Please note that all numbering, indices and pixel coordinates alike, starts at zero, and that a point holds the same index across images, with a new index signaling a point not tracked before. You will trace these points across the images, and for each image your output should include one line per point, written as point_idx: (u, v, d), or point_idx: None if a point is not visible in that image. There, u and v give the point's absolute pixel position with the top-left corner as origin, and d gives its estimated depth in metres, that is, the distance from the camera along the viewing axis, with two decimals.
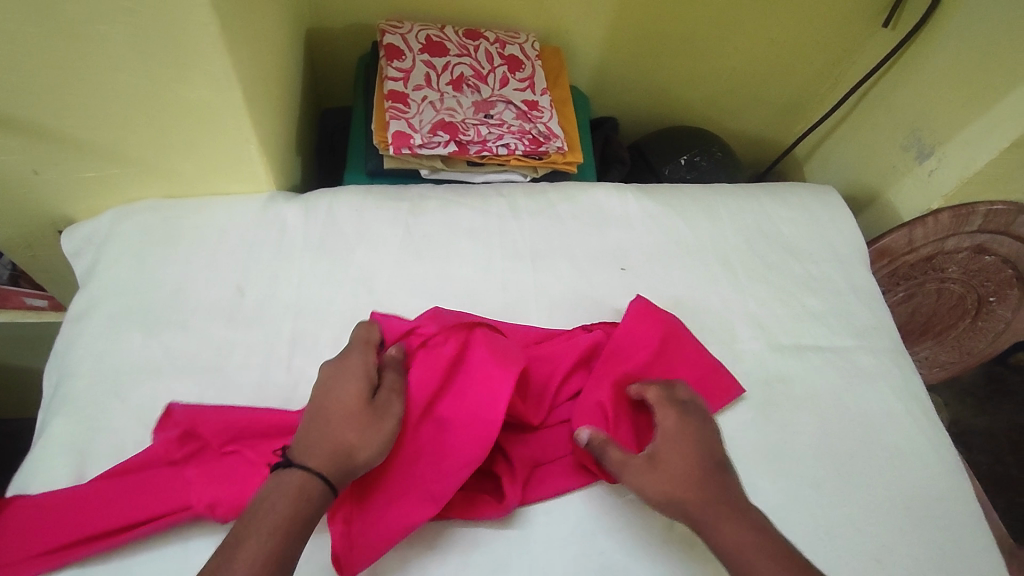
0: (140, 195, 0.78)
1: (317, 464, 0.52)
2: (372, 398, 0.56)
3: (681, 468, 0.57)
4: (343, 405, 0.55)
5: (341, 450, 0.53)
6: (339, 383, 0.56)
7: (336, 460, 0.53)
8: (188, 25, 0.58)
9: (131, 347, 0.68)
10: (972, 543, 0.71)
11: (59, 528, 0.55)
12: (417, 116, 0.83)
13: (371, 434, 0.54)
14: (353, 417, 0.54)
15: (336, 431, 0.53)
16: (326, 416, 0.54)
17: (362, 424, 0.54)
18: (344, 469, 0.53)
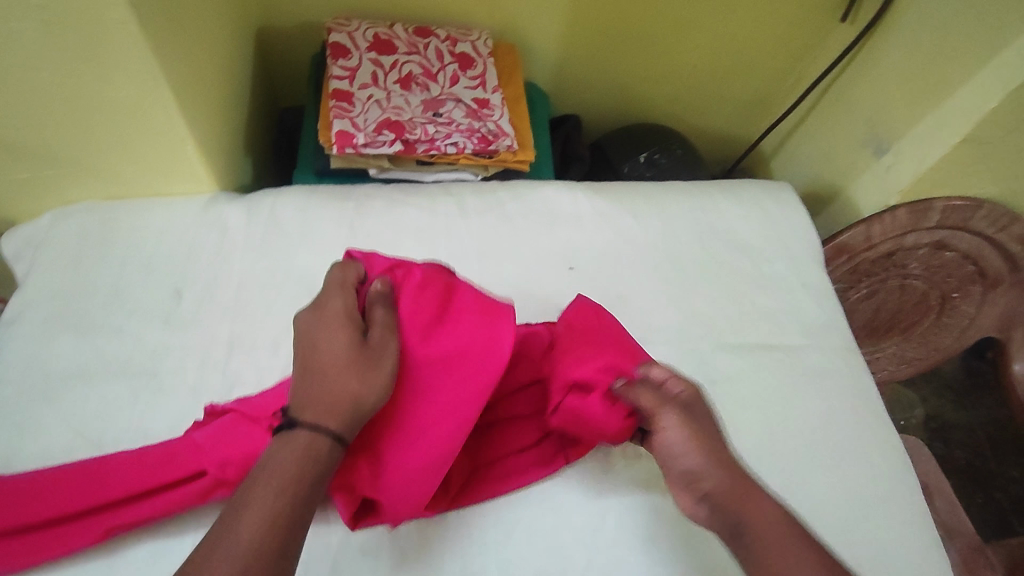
0: (79, 197, 0.77)
1: (324, 416, 0.50)
2: (365, 343, 0.55)
3: (716, 440, 0.58)
4: (336, 353, 0.53)
5: (346, 398, 0.51)
6: (325, 334, 0.54)
7: (342, 410, 0.51)
8: (107, 24, 0.58)
9: (64, 351, 0.68)
10: (918, 543, 0.70)
11: (68, 500, 0.56)
12: (362, 115, 0.83)
13: (370, 377, 0.53)
14: (351, 364, 0.53)
15: (336, 380, 0.52)
16: (320, 369, 0.52)
17: (360, 369, 0.53)
18: (355, 418, 0.52)
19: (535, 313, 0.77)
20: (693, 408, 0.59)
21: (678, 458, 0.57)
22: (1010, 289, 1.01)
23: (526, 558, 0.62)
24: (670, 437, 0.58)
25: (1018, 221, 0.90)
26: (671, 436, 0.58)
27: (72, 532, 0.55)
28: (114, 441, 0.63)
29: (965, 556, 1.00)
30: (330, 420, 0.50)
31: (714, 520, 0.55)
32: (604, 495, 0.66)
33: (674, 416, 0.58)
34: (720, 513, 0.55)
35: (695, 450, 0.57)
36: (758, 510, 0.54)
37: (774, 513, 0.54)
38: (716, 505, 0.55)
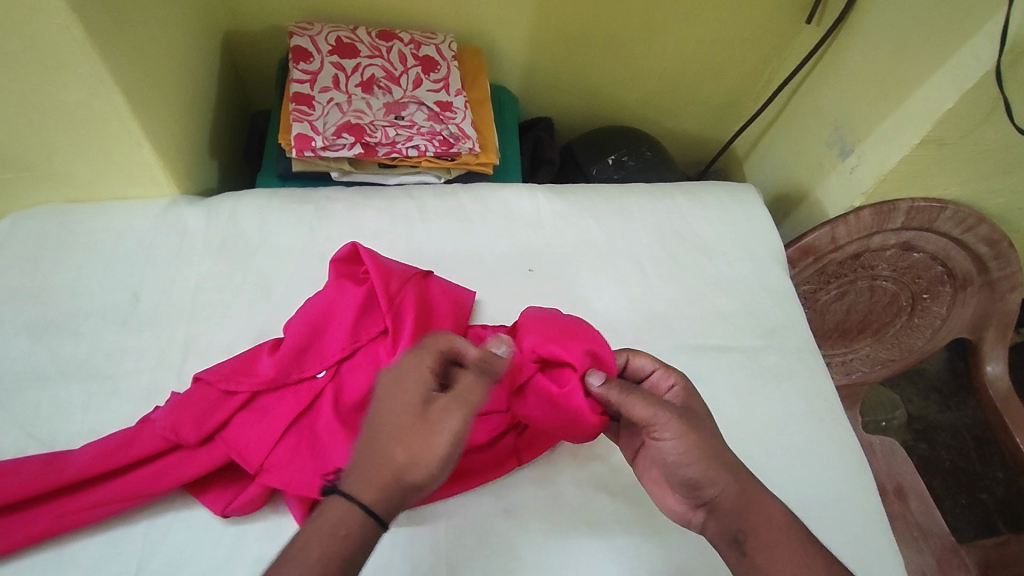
0: (40, 200, 0.78)
1: (361, 488, 0.48)
2: (427, 410, 0.51)
3: (714, 442, 0.56)
4: (392, 418, 0.50)
5: (391, 469, 0.49)
6: (391, 397, 0.52)
7: (384, 483, 0.48)
8: (50, 30, 0.59)
9: (18, 352, 0.68)
10: (876, 545, 0.69)
11: (33, 488, 0.56)
12: (321, 118, 0.87)
13: (416, 448, 0.49)
14: (404, 431, 0.50)
15: (386, 447, 0.49)
16: (375, 437, 0.50)
17: (411, 436, 0.49)
18: (397, 492, 0.49)
19: (492, 315, 0.77)
20: (688, 412, 0.57)
21: (681, 467, 0.55)
22: (980, 290, 0.99)
23: (474, 560, 0.61)
24: (671, 448, 0.55)
25: (984, 222, 0.91)
26: (670, 448, 0.55)
27: (23, 521, 0.56)
28: (63, 443, 0.63)
29: (940, 557, 0.98)
30: (365, 495, 0.48)
31: (716, 522, 0.56)
32: (556, 498, 0.66)
33: (675, 427, 0.55)
34: (725, 517, 0.55)
35: (697, 460, 0.55)
36: (763, 514, 0.54)
37: (777, 514, 0.54)
38: (718, 507, 0.55)
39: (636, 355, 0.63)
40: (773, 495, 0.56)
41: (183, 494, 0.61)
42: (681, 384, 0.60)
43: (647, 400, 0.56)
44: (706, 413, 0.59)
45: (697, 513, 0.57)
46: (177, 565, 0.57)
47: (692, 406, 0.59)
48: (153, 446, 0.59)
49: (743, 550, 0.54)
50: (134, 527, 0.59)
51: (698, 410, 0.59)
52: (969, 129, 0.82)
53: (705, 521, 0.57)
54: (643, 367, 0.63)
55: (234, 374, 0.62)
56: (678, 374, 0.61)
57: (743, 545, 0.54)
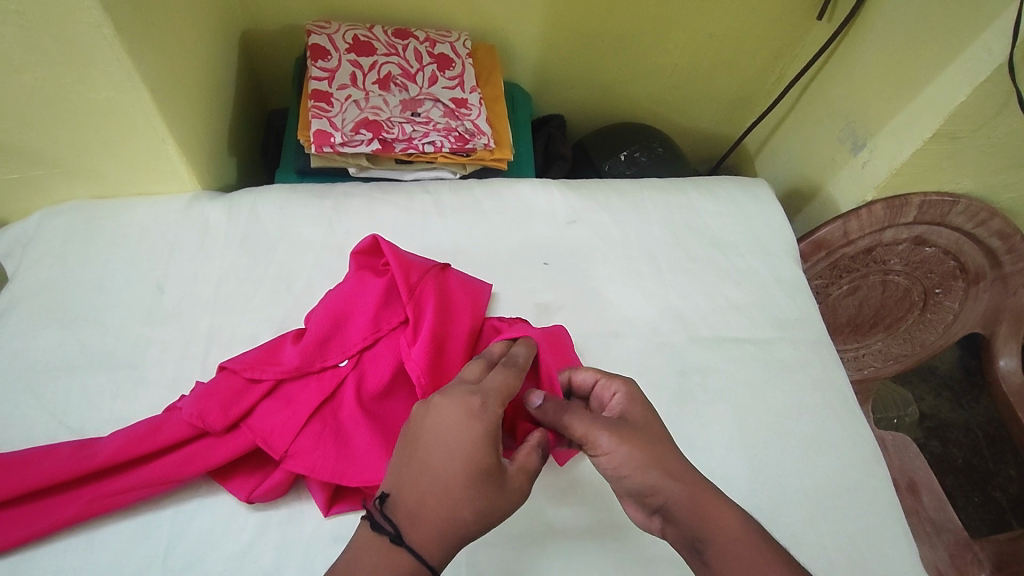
0: (68, 196, 0.80)
1: (428, 545, 0.48)
2: (502, 478, 0.51)
3: (653, 448, 0.55)
4: (469, 475, 0.49)
5: (454, 528, 0.49)
6: (464, 449, 0.50)
7: (447, 540, 0.49)
8: (82, 31, 0.61)
9: (48, 342, 0.70)
10: (887, 535, 0.69)
11: (65, 475, 0.57)
12: (340, 115, 0.89)
13: (487, 513, 0.50)
14: (478, 493, 0.49)
15: (457, 506, 0.49)
16: (449, 488, 0.49)
17: (486, 503, 0.50)
18: (453, 542, 0.49)
19: (508, 307, 0.78)
20: (623, 422, 0.56)
21: (624, 479, 0.54)
22: (993, 285, 0.99)
23: (494, 545, 0.62)
24: (608, 460, 0.55)
25: (996, 216, 0.91)
26: (608, 460, 0.55)
27: (57, 504, 0.58)
28: (93, 431, 0.65)
29: (952, 553, 0.97)
30: (432, 552, 0.48)
31: (673, 529, 0.54)
32: (574, 487, 0.67)
33: (608, 437, 0.55)
34: (678, 525, 0.53)
35: (636, 470, 0.53)
36: (720, 520, 0.52)
37: (733, 522, 0.52)
38: (669, 511, 0.53)
39: (578, 370, 0.64)
40: (730, 503, 0.53)
41: (209, 481, 0.63)
42: (622, 393, 0.60)
43: (583, 416, 0.57)
44: (649, 415, 0.58)
45: (655, 520, 0.56)
46: (205, 550, 0.59)
47: (627, 414, 0.58)
48: (181, 432, 0.60)
49: (703, 558, 0.52)
50: (162, 512, 0.60)
51: (634, 418, 0.57)
52: (982, 122, 0.82)
53: (663, 528, 0.55)
54: (586, 380, 0.63)
55: (258, 363, 0.64)
56: (620, 380, 0.60)
57: (701, 553, 0.52)
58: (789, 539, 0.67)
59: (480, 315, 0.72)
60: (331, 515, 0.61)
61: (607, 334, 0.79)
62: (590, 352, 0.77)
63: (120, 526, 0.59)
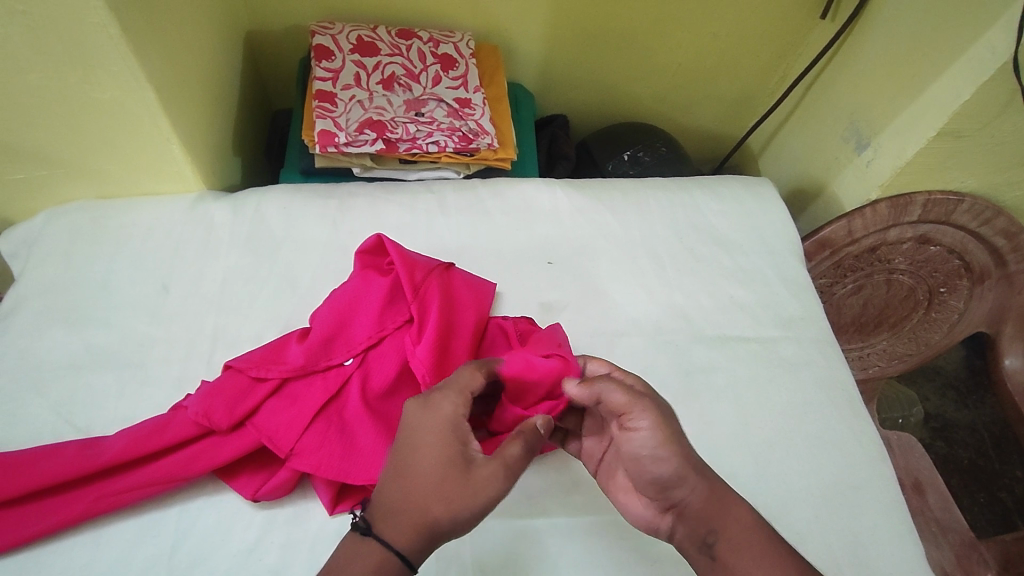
0: (73, 196, 0.80)
1: (397, 534, 0.48)
2: (469, 470, 0.50)
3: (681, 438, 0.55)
4: (431, 464, 0.50)
5: (424, 519, 0.48)
6: (424, 441, 0.51)
7: (418, 532, 0.48)
8: (88, 32, 0.61)
9: (54, 342, 0.70)
10: (891, 533, 0.69)
11: (72, 473, 0.58)
12: (344, 115, 0.89)
13: (457, 505, 0.48)
14: (443, 484, 0.49)
15: (423, 497, 0.49)
16: (412, 478, 0.50)
17: (454, 492, 0.49)
18: (428, 537, 0.49)
19: (512, 306, 0.79)
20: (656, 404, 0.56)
21: (657, 457, 0.53)
22: (999, 284, 0.98)
23: (498, 543, 0.62)
24: (645, 440, 0.54)
25: (1001, 214, 0.91)
26: (643, 440, 0.54)
27: (64, 502, 0.58)
28: (99, 430, 0.65)
29: (958, 553, 0.97)
30: (401, 543, 0.48)
31: (685, 525, 0.54)
32: (578, 485, 0.67)
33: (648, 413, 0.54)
34: (694, 519, 0.54)
35: (669, 455, 0.53)
36: (733, 511, 0.53)
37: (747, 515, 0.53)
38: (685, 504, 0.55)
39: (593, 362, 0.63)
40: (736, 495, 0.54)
41: (214, 480, 0.63)
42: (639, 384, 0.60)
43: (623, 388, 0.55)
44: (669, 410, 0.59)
45: (665, 518, 0.56)
46: (211, 549, 0.59)
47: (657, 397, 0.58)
48: (186, 431, 0.60)
49: (712, 551, 0.53)
50: (167, 510, 0.61)
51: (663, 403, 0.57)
52: (986, 121, 0.82)
53: (673, 527, 0.56)
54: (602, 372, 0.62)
55: (264, 362, 0.64)
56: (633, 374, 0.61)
57: (712, 547, 0.53)
58: (793, 537, 0.67)
59: (484, 315, 0.72)
60: (336, 513, 0.61)
61: (611, 333, 0.79)
62: (594, 351, 0.77)
63: (125, 525, 0.59)
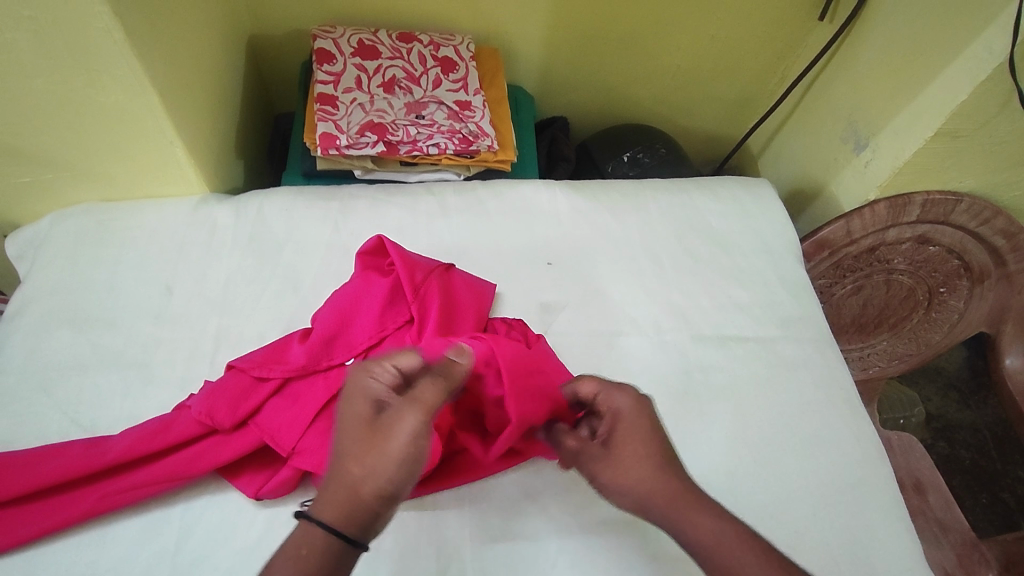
0: (78, 198, 0.81)
1: (323, 507, 0.46)
2: (380, 421, 0.49)
3: (639, 466, 0.53)
4: (347, 430, 0.49)
5: (348, 486, 0.47)
6: (345, 410, 0.51)
7: (343, 500, 0.46)
8: (92, 36, 0.62)
9: (59, 343, 0.71)
10: (887, 531, 0.69)
11: (78, 471, 0.59)
12: (345, 118, 0.90)
13: (370, 459, 0.47)
14: (356, 443, 0.48)
15: (342, 464, 0.48)
16: (335, 448, 0.49)
17: (367, 448, 0.48)
18: (356, 505, 0.46)
19: (512, 307, 0.79)
20: (619, 443, 0.55)
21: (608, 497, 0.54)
22: (998, 284, 0.99)
23: (498, 543, 0.62)
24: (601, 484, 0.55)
25: (1000, 214, 0.92)
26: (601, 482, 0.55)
27: (69, 501, 0.59)
28: (104, 429, 0.66)
29: (960, 553, 0.97)
30: (326, 513, 0.46)
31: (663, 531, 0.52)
32: (577, 484, 0.67)
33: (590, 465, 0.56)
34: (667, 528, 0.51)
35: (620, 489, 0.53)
36: (696, 529, 0.49)
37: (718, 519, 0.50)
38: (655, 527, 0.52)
39: (581, 382, 0.61)
40: (706, 503, 0.51)
41: (217, 479, 0.64)
42: (612, 414, 0.58)
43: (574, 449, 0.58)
44: (649, 429, 0.56)
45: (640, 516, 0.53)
46: (213, 546, 0.60)
47: (615, 431, 0.56)
48: (189, 430, 0.61)
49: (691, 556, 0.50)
50: (171, 508, 0.61)
51: (619, 436, 0.55)
52: (983, 121, 0.82)
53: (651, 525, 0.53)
54: (588, 394, 0.61)
55: (266, 362, 0.65)
56: (617, 399, 0.58)
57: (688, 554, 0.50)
58: (791, 536, 0.67)
59: (484, 317, 0.72)
60: None
61: (610, 333, 0.79)
62: (593, 351, 0.77)
63: (130, 523, 0.60)
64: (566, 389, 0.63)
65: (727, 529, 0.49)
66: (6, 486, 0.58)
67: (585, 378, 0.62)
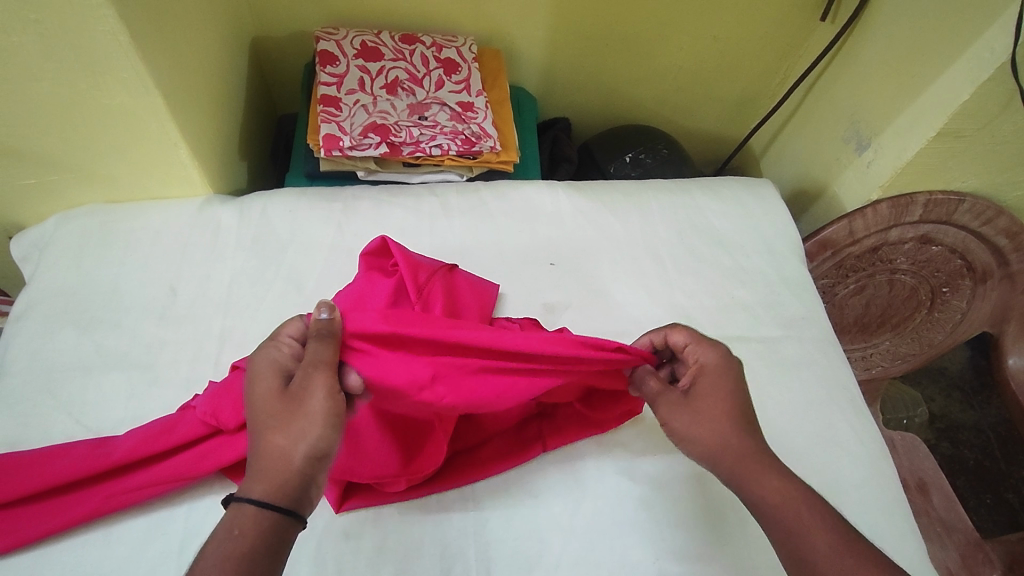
0: (82, 200, 0.81)
1: (254, 484, 0.49)
2: (290, 390, 0.53)
3: (716, 422, 0.57)
4: (263, 405, 0.53)
5: (277, 458, 0.50)
6: (254, 387, 0.54)
7: (274, 471, 0.50)
8: (97, 38, 0.62)
9: (64, 344, 0.71)
10: (891, 529, 0.69)
11: (82, 472, 0.59)
12: (348, 120, 0.90)
13: (291, 427, 0.51)
14: (275, 416, 0.52)
15: (266, 439, 0.51)
16: (255, 424, 0.52)
17: (285, 418, 0.51)
18: (287, 476, 0.49)
19: (515, 307, 0.79)
20: (703, 394, 0.59)
21: (678, 442, 0.59)
22: (1001, 283, 0.99)
23: (503, 542, 0.62)
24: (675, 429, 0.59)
25: (1003, 214, 0.92)
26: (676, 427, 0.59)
27: (75, 501, 0.59)
28: (108, 430, 0.66)
29: (964, 553, 0.97)
30: (259, 489, 0.49)
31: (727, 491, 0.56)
32: (580, 482, 0.67)
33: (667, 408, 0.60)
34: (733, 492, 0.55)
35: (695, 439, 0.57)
36: (760, 493, 0.53)
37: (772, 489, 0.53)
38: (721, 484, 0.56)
39: (672, 331, 0.65)
40: (776, 467, 0.54)
41: (221, 478, 0.64)
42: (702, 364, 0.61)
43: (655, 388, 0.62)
44: (731, 386, 0.59)
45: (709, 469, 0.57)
46: None
47: (698, 383, 0.60)
48: (194, 430, 0.62)
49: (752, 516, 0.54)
50: (176, 508, 0.61)
51: (701, 390, 0.59)
52: (986, 121, 0.82)
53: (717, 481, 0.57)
54: (678, 342, 0.64)
55: None
56: (709, 351, 0.62)
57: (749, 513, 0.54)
58: None
59: (487, 316, 0.73)
60: (344, 511, 0.62)
61: (613, 332, 0.79)
62: None
63: (133, 523, 0.60)
64: (656, 336, 0.66)
65: (788, 500, 0.53)
66: (13, 486, 0.58)
67: (678, 328, 0.65)
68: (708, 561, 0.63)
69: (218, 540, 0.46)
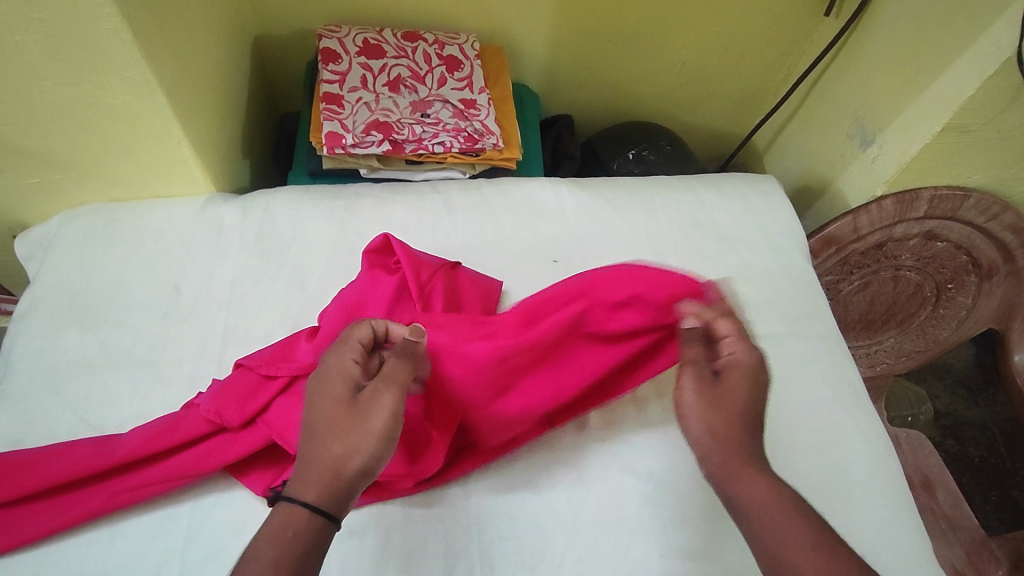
0: (87, 199, 0.82)
1: (305, 489, 0.50)
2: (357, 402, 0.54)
3: (731, 417, 0.56)
4: (329, 411, 0.53)
5: (332, 468, 0.51)
6: (321, 392, 0.55)
7: (324, 479, 0.51)
8: (100, 38, 0.62)
9: (68, 343, 0.71)
10: (895, 527, 0.69)
11: (85, 471, 0.59)
12: (351, 117, 0.90)
13: (353, 438, 0.52)
14: (338, 424, 0.53)
15: (323, 445, 0.52)
16: (314, 429, 0.53)
17: (347, 429, 0.52)
18: (338, 486, 0.51)
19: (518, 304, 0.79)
20: (731, 389, 0.58)
21: (683, 419, 0.58)
22: (1007, 279, 0.98)
23: (505, 540, 0.62)
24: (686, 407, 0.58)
25: (1009, 209, 0.91)
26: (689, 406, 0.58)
27: (78, 499, 0.59)
28: (113, 428, 0.66)
29: (969, 551, 0.97)
30: (307, 492, 0.50)
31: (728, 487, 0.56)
32: (584, 480, 0.66)
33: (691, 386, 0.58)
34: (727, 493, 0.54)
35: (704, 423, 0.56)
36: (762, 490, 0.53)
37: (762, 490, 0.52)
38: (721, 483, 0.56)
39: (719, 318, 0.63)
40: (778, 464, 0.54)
41: (224, 476, 0.64)
42: (741, 356, 0.60)
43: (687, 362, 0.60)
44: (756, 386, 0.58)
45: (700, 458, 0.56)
46: (221, 542, 0.60)
47: (729, 375, 0.59)
48: (198, 428, 0.62)
49: None
50: (180, 506, 0.62)
51: (729, 384, 0.58)
52: (992, 115, 0.82)
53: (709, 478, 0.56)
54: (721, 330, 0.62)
55: (272, 360, 0.65)
56: (751, 347, 0.60)
57: None
58: None
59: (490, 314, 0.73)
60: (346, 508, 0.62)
61: None
62: None
63: (137, 521, 0.60)
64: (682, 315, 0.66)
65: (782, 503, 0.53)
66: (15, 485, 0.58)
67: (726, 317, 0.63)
68: (711, 559, 0.63)
69: (270, 538, 0.48)
